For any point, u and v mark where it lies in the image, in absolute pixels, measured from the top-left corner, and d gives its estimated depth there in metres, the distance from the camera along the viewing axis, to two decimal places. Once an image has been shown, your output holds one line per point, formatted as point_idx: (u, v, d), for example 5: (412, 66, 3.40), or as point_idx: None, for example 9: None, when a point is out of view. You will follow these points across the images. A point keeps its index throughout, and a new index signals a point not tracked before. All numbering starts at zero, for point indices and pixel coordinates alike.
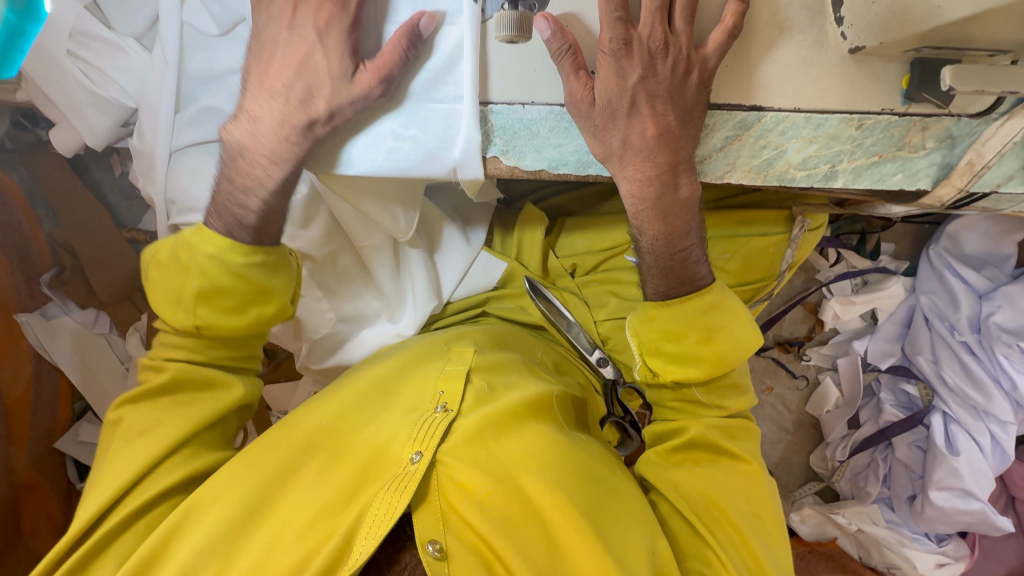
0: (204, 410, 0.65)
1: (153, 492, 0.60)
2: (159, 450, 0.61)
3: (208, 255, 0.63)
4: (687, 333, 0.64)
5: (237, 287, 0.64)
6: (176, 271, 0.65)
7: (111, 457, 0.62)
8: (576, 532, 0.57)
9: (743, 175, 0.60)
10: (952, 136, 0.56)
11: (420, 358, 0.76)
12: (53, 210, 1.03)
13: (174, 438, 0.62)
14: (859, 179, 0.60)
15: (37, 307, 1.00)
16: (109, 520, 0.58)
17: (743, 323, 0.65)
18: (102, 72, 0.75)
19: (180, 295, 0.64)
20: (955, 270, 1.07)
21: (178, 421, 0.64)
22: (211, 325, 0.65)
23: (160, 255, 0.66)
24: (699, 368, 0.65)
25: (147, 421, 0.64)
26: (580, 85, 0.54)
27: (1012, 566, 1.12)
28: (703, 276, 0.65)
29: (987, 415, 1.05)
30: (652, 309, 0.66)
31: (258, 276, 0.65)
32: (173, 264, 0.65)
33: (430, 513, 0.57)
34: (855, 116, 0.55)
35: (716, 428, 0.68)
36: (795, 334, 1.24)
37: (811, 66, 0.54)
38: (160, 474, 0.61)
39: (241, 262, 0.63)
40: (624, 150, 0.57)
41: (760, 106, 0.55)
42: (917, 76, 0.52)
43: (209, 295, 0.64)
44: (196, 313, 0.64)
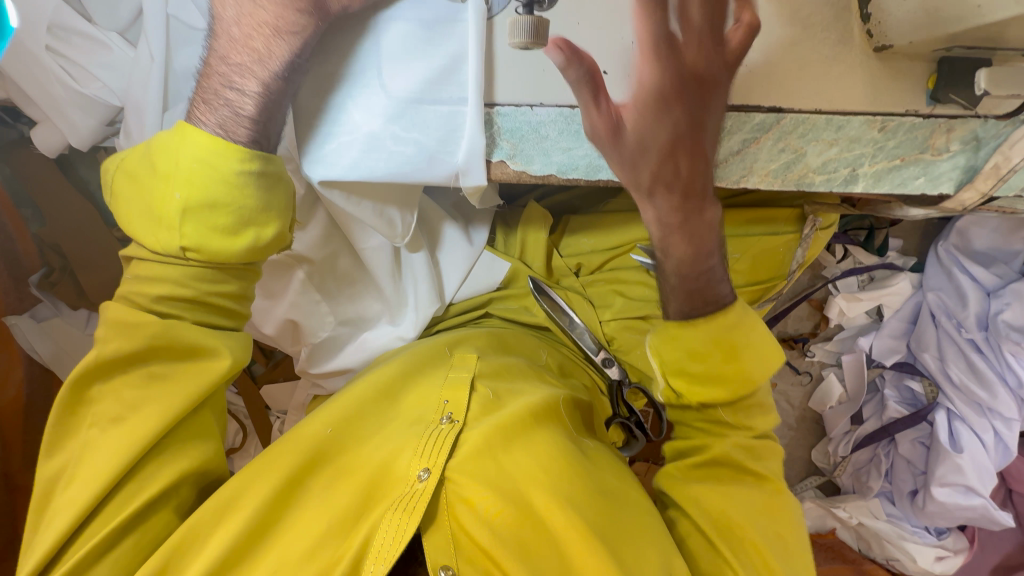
0: (189, 387, 0.59)
1: (138, 500, 0.56)
2: (141, 442, 0.56)
3: (195, 160, 0.54)
4: (708, 354, 0.62)
5: (232, 198, 0.55)
6: (153, 185, 0.56)
7: (83, 447, 0.56)
8: (588, 552, 0.56)
9: (761, 178, 0.58)
10: (977, 139, 0.54)
11: (422, 365, 0.74)
12: (40, 211, 0.97)
13: (156, 425, 0.57)
14: (879, 184, 0.58)
15: (26, 309, 1.00)
16: (90, 533, 0.54)
17: (765, 340, 0.63)
18: (85, 69, 0.72)
19: (159, 214, 0.56)
20: (964, 266, 1.06)
21: (158, 403, 0.58)
22: (201, 246, 0.56)
23: (132, 165, 0.57)
24: (722, 389, 0.63)
25: (122, 404, 0.57)
26: (601, 115, 0.51)
27: (1007, 556, 1.14)
28: (727, 295, 0.64)
29: (992, 413, 1.05)
30: (674, 329, 0.64)
31: (255, 195, 0.56)
32: (150, 173, 0.56)
33: (442, 535, 0.57)
34: (878, 118, 0.53)
35: (741, 447, 0.66)
36: (800, 331, 1.23)
37: (834, 65, 0.52)
38: (144, 480, 0.57)
39: (236, 169, 0.55)
40: (650, 179, 0.54)
41: (780, 108, 0.53)
42: (944, 76, 0.50)
43: (196, 209, 0.55)
44: (183, 232, 0.56)
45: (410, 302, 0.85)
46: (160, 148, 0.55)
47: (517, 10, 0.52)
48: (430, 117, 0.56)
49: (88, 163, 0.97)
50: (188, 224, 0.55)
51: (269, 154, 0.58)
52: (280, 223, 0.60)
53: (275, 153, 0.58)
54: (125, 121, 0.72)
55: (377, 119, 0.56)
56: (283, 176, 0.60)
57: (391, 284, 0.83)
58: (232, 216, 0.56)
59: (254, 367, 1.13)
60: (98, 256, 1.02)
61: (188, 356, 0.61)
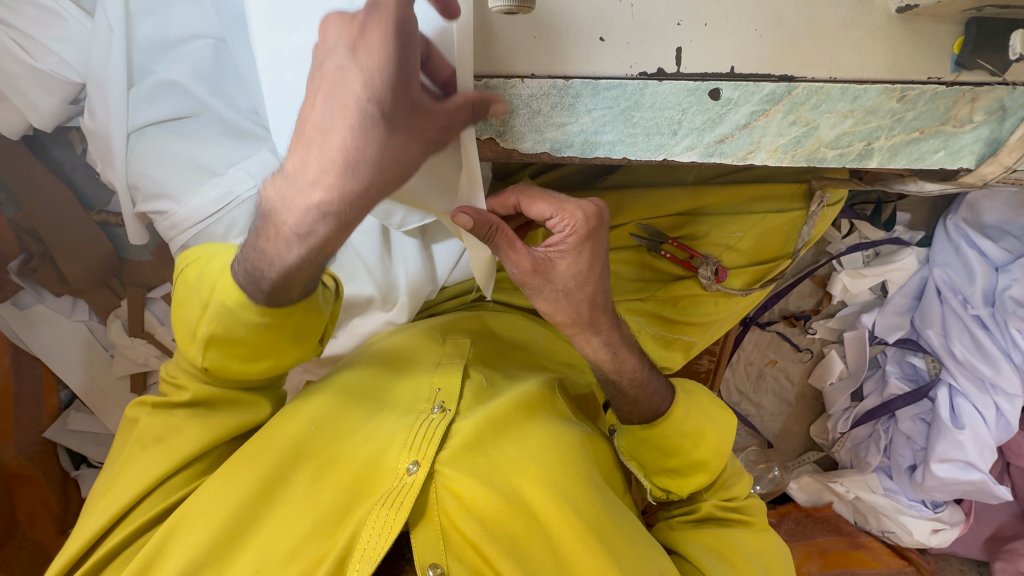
0: (224, 421, 0.63)
1: (156, 511, 0.59)
2: (173, 461, 0.60)
3: (220, 305, 0.55)
4: (679, 443, 0.69)
5: (254, 340, 0.57)
6: (192, 308, 0.58)
7: (124, 461, 0.61)
8: (582, 544, 0.57)
9: (769, 155, 0.53)
10: (1003, 109, 0.50)
11: (412, 352, 0.72)
12: (13, 194, 0.93)
13: (191, 449, 0.61)
14: (896, 158, 0.53)
15: (8, 296, 0.97)
16: (117, 533, 0.58)
17: (718, 415, 0.71)
18: (38, 42, 0.67)
19: (192, 333, 0.59)
20: (972, 240, 1.02)
21: (195, 429, 0.62)
22: (223, 369, 0.60)
23: (186, 273, 0.60)
24: (700, 473, 0.70)
25: (166, 426, 0.62)
26: (520, 258, 0.57)
27: (1000, 527, 1.15)
28: (662, 404, 0.69)
29: (994, 388, 1.03)
30: (640, 432, 0.70)
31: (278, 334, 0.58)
32: (196, 289, 0.58)
33: (430, 532, 0.56)
34: (897, 86, 0.49)
35: (723, 503, 0.71)
36: (802, 308, 1.20)
37: (851, 28, 0.47)
38: (168, 492, 0.60)
39: (256, 321, 0.55)
40: (565, 295, 0.60)
41: (791, 77, 0.49)
42: (974, 40, 0.46)
43: (222, 342, 0.58)
44: (207, 355, 0.59)
45: (399, 285, 0.82)
46: (205, 263, 0.58)
47: None
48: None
49: (61, 144, 0.95)
50: (212, 351, 0.58)
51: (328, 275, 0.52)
52: (303, 346, 0.61)
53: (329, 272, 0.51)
54: (88, 99, 0.68)
55: None
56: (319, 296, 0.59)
57: (379, 270, 0.80)
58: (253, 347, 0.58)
59: None
60: (77, 238, 0.97)
61: (233, 410, 0.65)
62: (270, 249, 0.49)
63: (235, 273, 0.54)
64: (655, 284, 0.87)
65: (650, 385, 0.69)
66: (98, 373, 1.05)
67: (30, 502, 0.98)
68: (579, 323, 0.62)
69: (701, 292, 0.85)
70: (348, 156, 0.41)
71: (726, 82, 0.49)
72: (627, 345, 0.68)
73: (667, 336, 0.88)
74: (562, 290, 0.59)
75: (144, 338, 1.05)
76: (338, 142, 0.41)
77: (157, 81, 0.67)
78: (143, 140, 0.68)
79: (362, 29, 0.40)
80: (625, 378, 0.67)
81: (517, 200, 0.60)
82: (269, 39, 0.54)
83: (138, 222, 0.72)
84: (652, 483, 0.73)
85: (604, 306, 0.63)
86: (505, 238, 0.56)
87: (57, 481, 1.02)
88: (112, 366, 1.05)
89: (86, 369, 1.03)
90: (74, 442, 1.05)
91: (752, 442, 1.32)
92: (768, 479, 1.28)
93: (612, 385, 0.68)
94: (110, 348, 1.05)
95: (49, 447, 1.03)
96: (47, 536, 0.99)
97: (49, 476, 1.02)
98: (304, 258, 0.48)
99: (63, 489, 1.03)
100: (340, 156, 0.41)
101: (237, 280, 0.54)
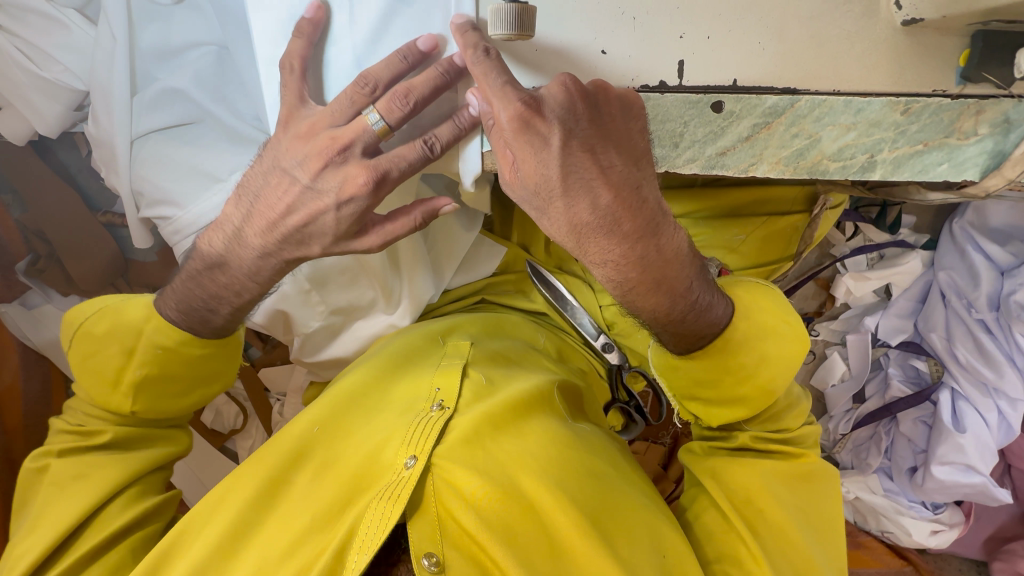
0: (152, 453, 0.68)
1: (96, 540, 0.60)
2: (99, 492, 0.62)
3: (153, 344, 0.64)
4: (729, 370, 0.62)
5: (183, 372, 0.67)
6: (110, 355, 0.65)
7: (44, 503, 0.62)
8: (577, 532, 0.58)
9: (771, 167, 0.52)
10: (1008, 121, 0.49)
11: (413, 353, 0.74)
12: (20, 196, 0.94)
13: (116, 480, 0.64)
14: (899, 171, 0.53)
15: (17, 296, 0.99)
16: (60, 563, 0.59)
17: (781, 341, 0.62)
18: (44, 50, 0.68)
19: (115, 378, 0.65)
20: (978, 244, 1.02)
21: (113, 466, 0.65)
22: (153, 406, 0.67)
23: (91, 328, 0.66)
24: (739, 408, 0.65)
25: (84, 465, 0.64)
26: (505, 165, 0.50)
27: (1001, 528, 1.16)
28: (720, 318, 0.60)
29: (996, 392, 1.02)
30: (673, 356, 0.63)
31: (217, 364, 0.69)
32: (108, 337, 0.65)
33: (426, 523, 0.57)
34: (900, 99, 0.48)
35: (763, 437, 0.69)
36: (805, 309, 1.21)
37: (856, 41, 0.47)
38: (102, 525, 0.62)
39: (198, 353, 0.66)
40: (556, 210, 0.50)
41: (794, 90, 0.48)
42: (979, 53, 0.46)
43: (152, 380, 0.65)
44: (134, 396, 0.65)
45: (401, 287, 0.83)
46: (116, 313, 0.66)
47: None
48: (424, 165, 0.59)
49: (67, 146, 0.95)
50: (143, 391, 0.66)
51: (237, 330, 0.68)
52: (224, 376, 0.71)
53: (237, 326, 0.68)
54: (93, 106, 0.69)
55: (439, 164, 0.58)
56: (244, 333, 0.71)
57: (376, 279, 0.80)
58: (192, 380, 0.68)
59: (251, 350, 1.15)
60: (84, 239, 0.97)
61: (152, 446, 0.70)
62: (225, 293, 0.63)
63: (168, 316, 0.65)
64: None
65: (707, 314, 0.59)
66: None
67: None
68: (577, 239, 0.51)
69: None
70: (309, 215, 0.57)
71: (727, 95, 0.49)
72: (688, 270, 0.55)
73: None
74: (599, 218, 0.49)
75: None
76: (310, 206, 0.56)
77: (161, 88, 0.68)
78: (147, 145, 0.68)
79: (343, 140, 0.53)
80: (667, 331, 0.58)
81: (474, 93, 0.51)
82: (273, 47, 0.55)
83: (143, 227, 0.73)
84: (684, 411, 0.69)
85: (596, 227, 0.50)
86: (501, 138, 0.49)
87: None
88: None
89: None
90: None
91: None
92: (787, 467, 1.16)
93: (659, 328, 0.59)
94: None
95: None
96: None
97: None
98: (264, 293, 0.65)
99: None
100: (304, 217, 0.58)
101: (168, 319, 0.65)
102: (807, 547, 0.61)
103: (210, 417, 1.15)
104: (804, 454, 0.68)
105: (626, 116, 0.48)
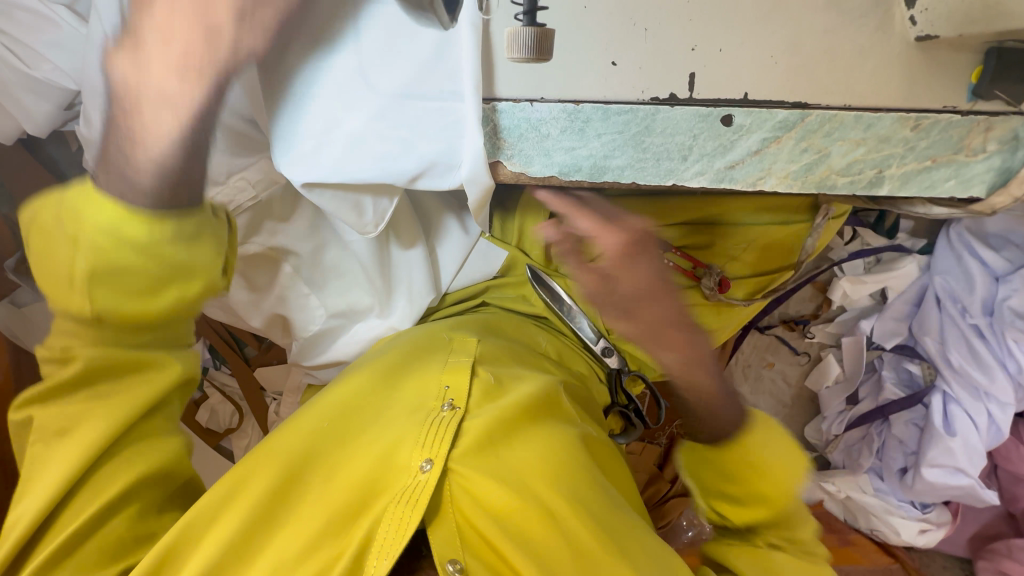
0: (136, 382, 0.59)
1: (98, 505, 0.56)
2: (90, 445, 0.56)
3: (88, 227, 0.49)
4: (749, 471, 0.78)
5: (148, 267, 0.50)
6: (54, 250, 0.51)
7: (33, 463, 0.57)
8: (596, 544, 0.57)
9: (778, 181, 0.52)
10: (1016, 139, 0.49)
11: (420, 348, 0.74)
12: (9, 192, 0.92)
13: (107, 431, 0.57)
14: (905, 186, 0.53)
15: (7, 294, 0.97)
16: (55, 534, 0.55)
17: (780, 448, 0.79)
18: (32, 48, 0.66)
19: (68, 276, 0.50)
20: (974, 250, 1.02)
21: (100, 413, 0.57)
22: (116, 309, 0.52)
23: (40, 215, 0.51)
24: (762, 507, 0.79)
25: (63, 417, 0.57)
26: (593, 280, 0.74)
27: (985, 526, 1.19)
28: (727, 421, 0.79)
29: (987, 396, 1.04)
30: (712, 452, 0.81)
31: (179, 251, 0.51)
32: (56, 227, 0.50)
33: (447, 530, 0.58)
34: (911, 115, 0.48)
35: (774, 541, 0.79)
36: (801, 312, 1.21)
37: (869, 56, 0.46)
38: (100, 488, 0.57)
39: (150, 237, 0.49)
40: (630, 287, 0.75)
41: (805, 104, 0.48)
42: (993, 70, 0.45)
43: (108, 275, 0.50)
44: (93, 296, 0.50)
45: (401, 289, 0.82)
46: (51, 205, 0.51)
47: (518, 18, 0.46)
48: (355, 103, 0.51)
49: (57, 140, 0.93)
50: (98, 290, 0.50)
51: (192, 209, 0.51)
52: (197, 271, 0.53)
53: (199, 204, 0.52)
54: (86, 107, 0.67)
55: (359, 116, 0.51)
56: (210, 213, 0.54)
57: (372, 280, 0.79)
58: (153, 276, 0.51)
59: (246, 350, 1.13)
60: None
61: (139, 379, 0.59)
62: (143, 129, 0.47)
63: (107, 187, 0.49)
64: None
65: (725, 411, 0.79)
66: None
67: None
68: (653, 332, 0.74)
69: (704, 301, 0.85)
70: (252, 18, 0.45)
71: (738, 109, 0.48)
72: (699, 367, 0.78)
73: None
74: (627, 303, 0.75)
75: None
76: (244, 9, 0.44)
77: None
78: None
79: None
80: (689, 390, 0.78)
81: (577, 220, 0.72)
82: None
83: None
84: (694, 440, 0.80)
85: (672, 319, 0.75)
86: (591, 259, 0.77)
87: None
88: None
89: None
90: None
91: None
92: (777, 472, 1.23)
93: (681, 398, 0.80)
94: None
95: None
96: None
97: None
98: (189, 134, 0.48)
99: None
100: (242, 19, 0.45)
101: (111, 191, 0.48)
102: None
103: (204, 416, 1.16)
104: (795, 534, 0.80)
105: (651, 254, 0.74)
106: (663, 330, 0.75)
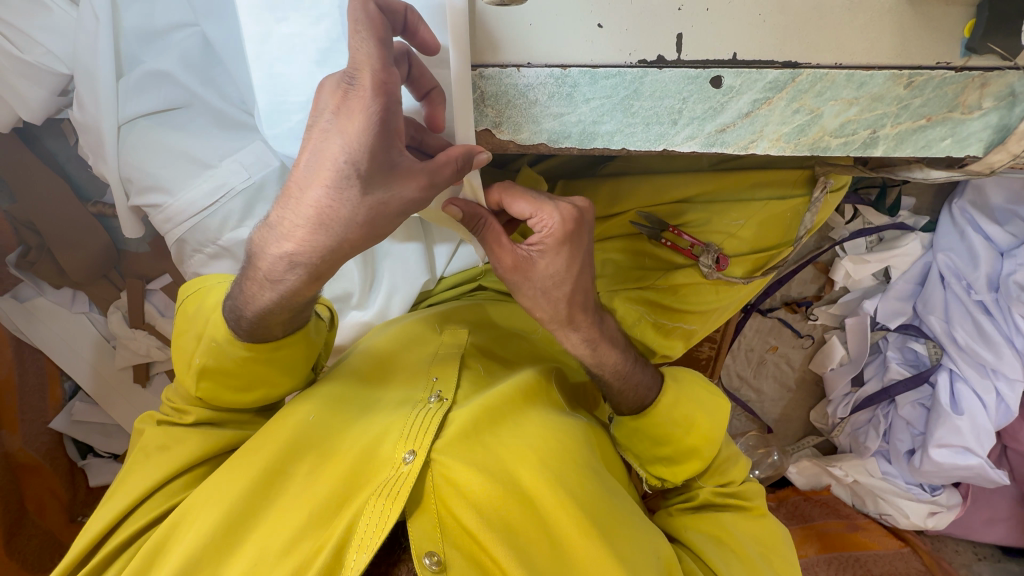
0: (225, 432, 0.66)
1: (151, 515, 0.60)
2: (175, 466, 0.62)
3: (213, 340, 0.60)
4: (669, 430, 0.71)
5: (241, 370, 0.62)
6: (188, 340, 0.63)
7: (130, 470, 0.63)
8: (579, 533, 0.59)
9: (771, 144, 0.51)
10: (1014, 94, 0.48)
11: (409, 341, 0.74)
12: (9, 186, 0.94)
13: (193, 455, 0.63)
14: (901, 147, 0.52)
15: (8, 289, 1.01)
16: (114, 538, 0.59)
17: (710, 399, 0.74)
18: (24, 33, 0.72)
19: (188, 364, 0.63)
20: (978, 225, 1.00)
21: (198, 434, 0.65)
22: (216, 398, 0.64)
23: (193, 294, 0.65)
24: (694, 460, 0.72)
25: (168, 435, 0.64)
26: (506, 254, 0.58)
27: (1000, 510, 1.17)
28: (649, 396, 0.72)
29: (996, 373, 1.03)
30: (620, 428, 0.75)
31: (270, 369, 0.63)
32: (192, 323, 0.63)
33: (427, 522, 0.57)
34: (903, 72, 0.47)
35: (720, 494, 0.73)
36: (803, 294, 1.19)
37: (859, 11, 0.46)
38: (162, 499, 0.61)
39: (245, 354, 0.60)
40: (537, 281, 0.60)
41: (796, 63, 0.47)
42: (986, 22, 0.44)
43: (213, 372, 0.62)
44: (200, 385, 0.63)
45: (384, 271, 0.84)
46: (203, 297, 0.64)
47: None
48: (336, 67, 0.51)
49: (54, 134, 0.95)
50: (206, 381, 0.62)
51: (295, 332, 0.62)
52: (295, 374, 0.65)
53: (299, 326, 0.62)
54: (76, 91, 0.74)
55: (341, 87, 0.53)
56: (311, 327, 0.64)
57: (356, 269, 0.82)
58: (246, 378, 0.63)
59: None
60: (77, 231, 0.98)
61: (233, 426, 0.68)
62: (249, 289, 0.55)
63: (227, 312, 0.59)
64: (654, 273, 0.86)
65: (637, 386, 0.72)
66: (101, 364, 1.09)
67: (39, 491, 1.06)
68: (558, 319, 0.64)
69: (700, 281, 0.83)
70: (322, 213, 0.45)
71: (727, 70, 0.47)
72: (607, 338, 0.69)
73: (667, 325, 0.85)
74: (540, 289, 0.61)
75: (145, 330, 1.08)
76: (312, 198, 0.44)
77: (147, 72, 0.74)
78: (133, 131, 0.75)
79: (346, 94, 0.42)
80: (607, 371, 0.70)
81: (500, 197, 0.60)
82: (280, 225, 0.47)
83: (133, 215, 0.79)
84: (621, 418, 0.74)
85: (581, 303, 0.64)
86: (495, 232, 0.58)
87: (64, 471, 1.11)
88: (114, 356, 1.10)
89: (88, 359, 1.08)
90: (79, 432, 1.12)
91: (751, 428, 1.36)
92: (768, 463, 1.31)
93: (597, 379, 0.71)
94: (111, 339, 1.09)
95: (57, 437, 1.10)
96: (56, 524, 1.07)
97: (57, 467, 1.10)
98: (276, 300, 0.54)
99: (70, 478, 1.11)
100: (313, 213, 0.45)
101: (230, 324, 0.59)
102: (752, 556, 0.68)
103: None
104: (749, 500, 0.74)
105: (586, 226, 0.60)
106: (570, 308, 0.63)
